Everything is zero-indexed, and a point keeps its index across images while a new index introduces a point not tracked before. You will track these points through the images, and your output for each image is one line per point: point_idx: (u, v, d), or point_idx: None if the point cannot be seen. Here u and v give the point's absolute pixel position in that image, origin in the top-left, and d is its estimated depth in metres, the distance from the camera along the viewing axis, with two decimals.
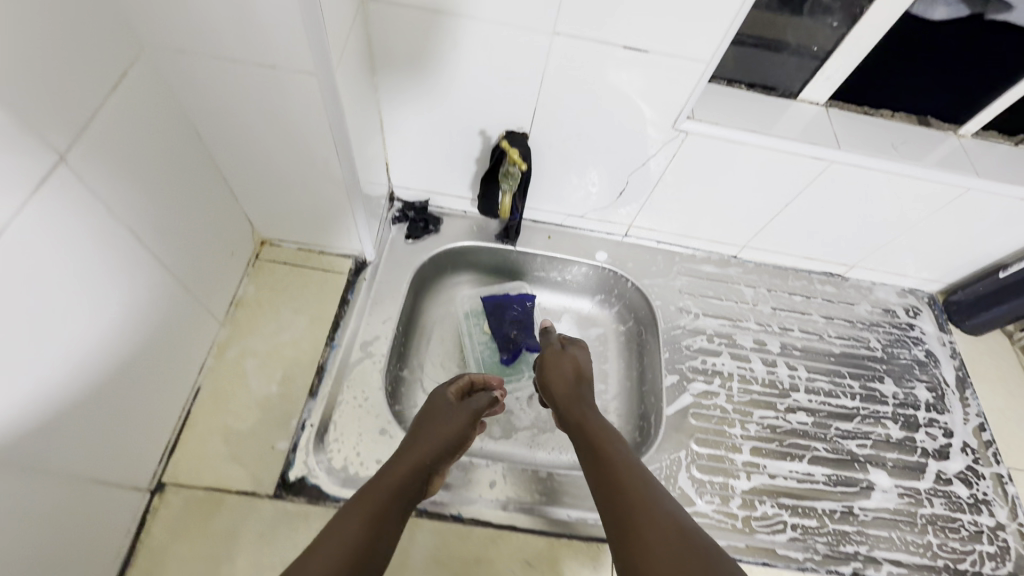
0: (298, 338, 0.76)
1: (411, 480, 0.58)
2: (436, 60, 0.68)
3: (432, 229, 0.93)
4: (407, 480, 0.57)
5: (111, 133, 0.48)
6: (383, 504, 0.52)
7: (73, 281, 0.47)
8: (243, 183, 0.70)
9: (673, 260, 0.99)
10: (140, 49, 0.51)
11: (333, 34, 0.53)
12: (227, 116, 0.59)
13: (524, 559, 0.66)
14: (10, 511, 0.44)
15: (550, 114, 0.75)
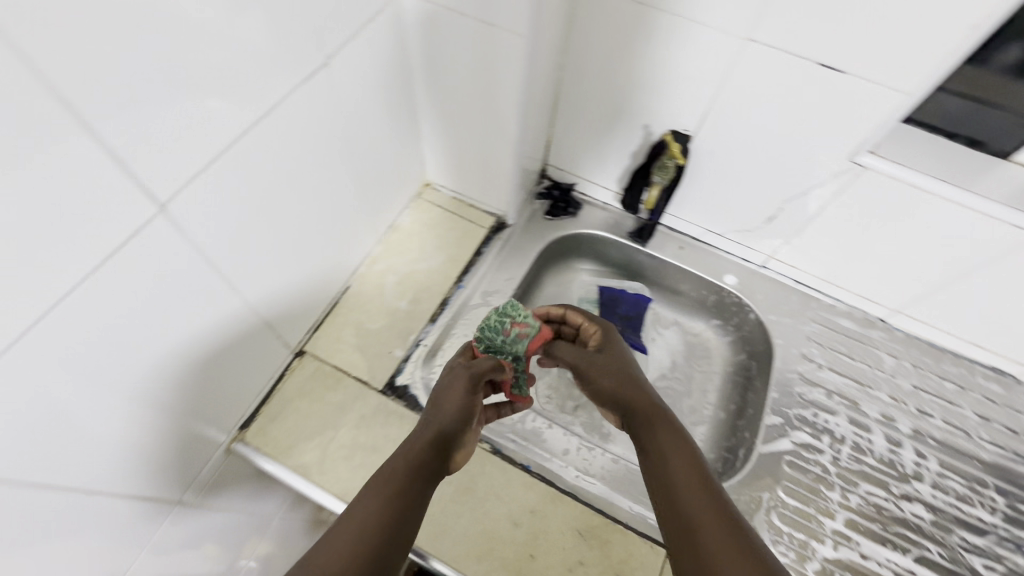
0: (433, 269, 0.85)
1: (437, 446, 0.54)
2: (625, 48, 0.72)
3: (571, 212, 0.99)
4: (428, 454, 0.53)
5: (357, 55, 0.60)
6: (407, 471, 0.50)
7: (302, 161, 0.59)
8: (431, 124, 0.81)
9: (808, 304, 0.93)
10: None
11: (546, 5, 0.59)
12: (440, 62, 0.69)
13: (575, 528, 0.67)
14: (214, 319, 0.57)
15: (720, 122, 0.75)
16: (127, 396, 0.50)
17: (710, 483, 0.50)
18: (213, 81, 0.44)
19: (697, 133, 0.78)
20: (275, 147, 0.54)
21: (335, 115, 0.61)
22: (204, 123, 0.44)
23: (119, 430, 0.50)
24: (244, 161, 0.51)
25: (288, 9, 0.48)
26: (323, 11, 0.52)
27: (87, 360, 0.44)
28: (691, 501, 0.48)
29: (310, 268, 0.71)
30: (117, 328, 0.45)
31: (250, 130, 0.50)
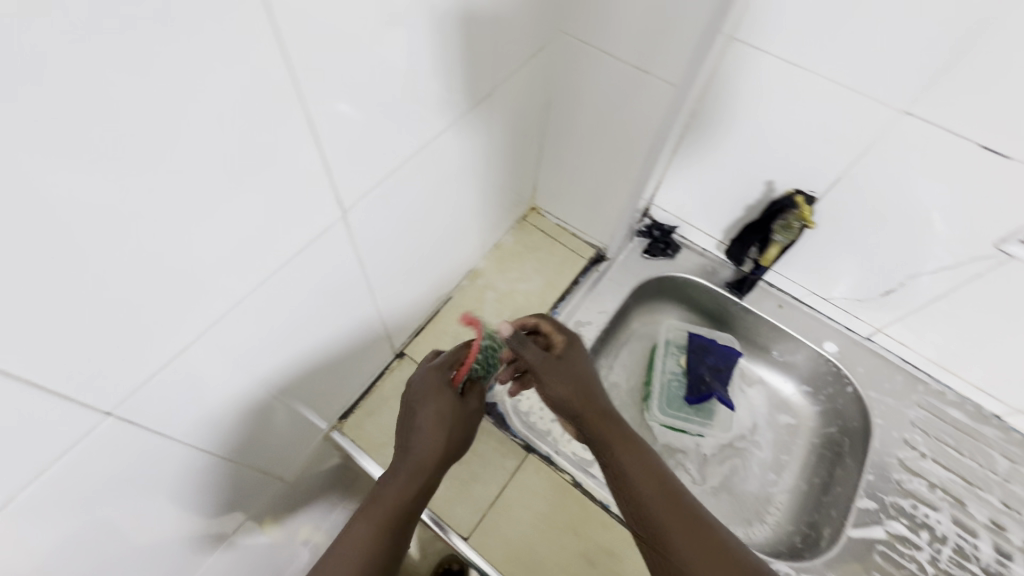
0: (531, 292, 0.87)
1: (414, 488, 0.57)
2: (764, 104, 0.72)
3: (669, 253, 0.98)
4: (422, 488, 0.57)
5: (514, 87, 0.63)
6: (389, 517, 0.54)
7: (449, 179, 0.63)
8: (553, 152, 0.84)
9: (914, 387, 0.87)
10: (555, 34, 0.65)
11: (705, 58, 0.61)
12: (580, 98, 0.72)
13: None
14: (346, 314, 0.60)
15: (853, 188, 0.73)
16: (271, 374, 0.54)
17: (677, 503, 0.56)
18: (405, 104, 0.47)
19: (824, 195, 0.76)
20: (433, 164, 0.58)
21: (484, 138, 0.65)
22: (390, 141, 0.48)
23: (257, 405, 0.55)
24: (407, 177, 0.54)
25: (474, 45, 0.52)
26: (499, 48, 0.56)
27: (254, 341, 0.48)
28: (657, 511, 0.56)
29: (425, 276, 0.74)
30: (282, 315, 0.49)
31: (419, 149, 0.54)
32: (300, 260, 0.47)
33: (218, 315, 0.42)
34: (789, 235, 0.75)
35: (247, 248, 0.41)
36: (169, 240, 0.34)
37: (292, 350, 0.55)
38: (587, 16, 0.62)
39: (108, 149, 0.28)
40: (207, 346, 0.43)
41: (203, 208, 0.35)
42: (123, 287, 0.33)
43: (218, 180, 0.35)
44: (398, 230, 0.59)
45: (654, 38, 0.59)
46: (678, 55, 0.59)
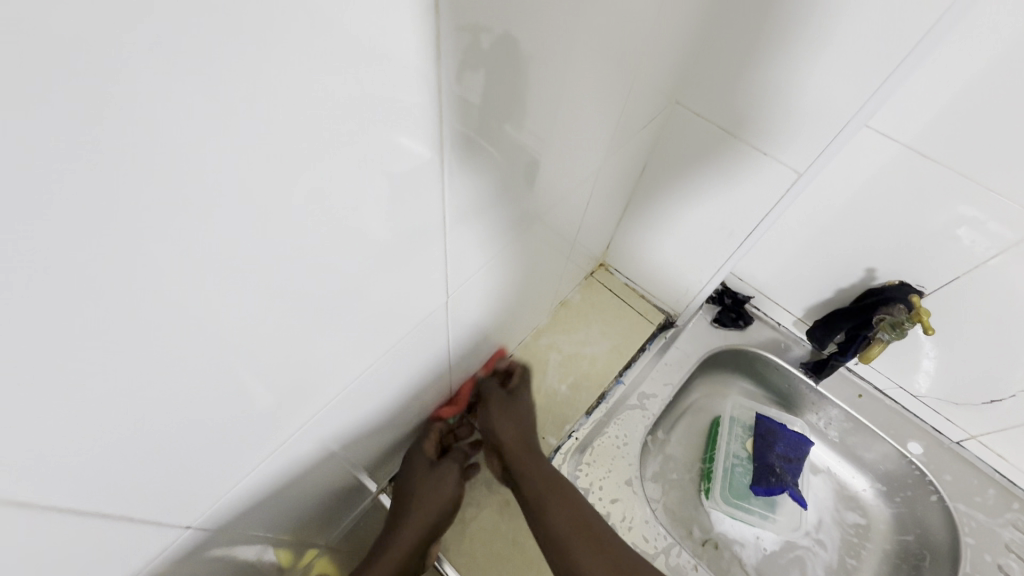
0: (597, 357, 0.82)
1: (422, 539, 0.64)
2: (878, 192, 0.67)
3: (741, 324, 0.92)
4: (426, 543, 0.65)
5: (617, 151, 0.60)
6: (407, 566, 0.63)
7: (535, 244, 0.60)
8: (633, 215, 0.80)
9: (1010, 504, 0.79)
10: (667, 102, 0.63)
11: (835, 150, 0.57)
12: (679, 166, 0.69)
13: None
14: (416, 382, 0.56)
15: (971, 290, 0.68)
16: (335, 439, 0.50)
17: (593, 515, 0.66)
18: (518, 173, 0.45)
19: (933, 292, 0.71)
20: (527, 231, 0.55)
21: (576, 200, 0.62)
22: (498, 211, 0.46)
23: (315, 469, 0.51)
24: (500, 246, 0.51)
25: (590, 116, 0.50)
26: (611, 116, 0.53)
27: (333, 410, 0.45)
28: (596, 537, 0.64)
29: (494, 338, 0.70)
30: (361, 384, 0.46)
31: (521, 220, 0.51)
32: (392, 331, 0.43)
33: (303, 396, 0.39)
34: (897, 334, 0.71)
35: (349, 326, 0.37)
36: (285, 326, 0.31)
37: (360, 415, 0.51)
38: (707, 87, 0.59)
39: (258, 246, 0.25)
40: (289, 419, 0.39)
41: (322, 293, 0.32)
42: (230, 375, 0.30)
43: (342, 266, 0.31)
44: (483, 297, 0.56)
45: (778, 121, 0.56)
46: (804, 140, 0.56)
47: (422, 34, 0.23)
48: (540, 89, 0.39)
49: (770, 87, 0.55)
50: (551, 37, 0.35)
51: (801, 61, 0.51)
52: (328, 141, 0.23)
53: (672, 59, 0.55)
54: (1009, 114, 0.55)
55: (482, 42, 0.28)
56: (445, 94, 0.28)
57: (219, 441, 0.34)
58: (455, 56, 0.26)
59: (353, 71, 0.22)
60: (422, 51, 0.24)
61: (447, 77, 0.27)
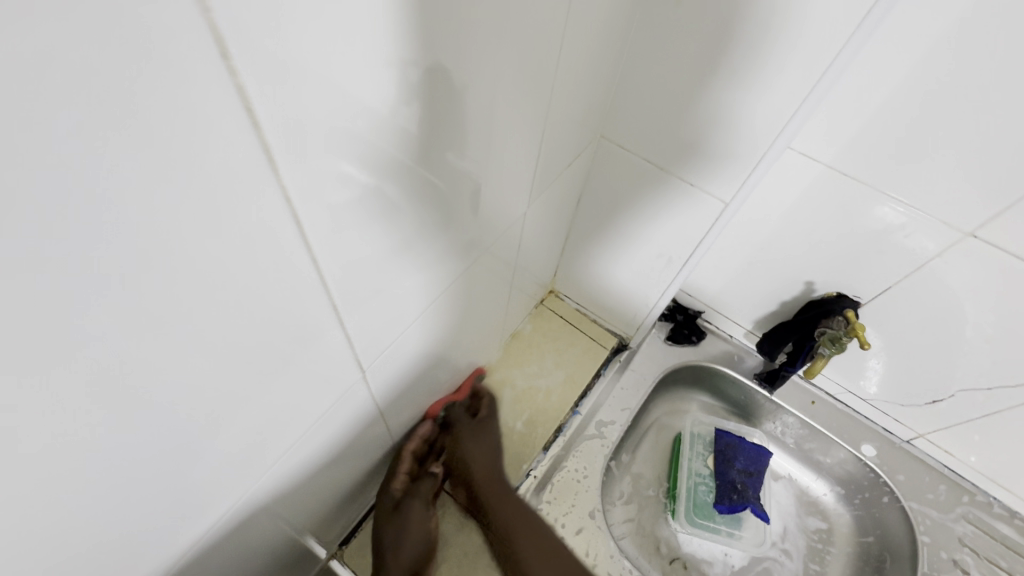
0: (551, 389, 0.81)
1: None
2: (811, 210, 0.68)
3: (695, 340, 0.92)
4: None
5: (543, 190, 0.60)
6: None
7: (468, 290, 0.58)
8: (576, 245, 0.79)
9: (959, 497, 0.82)
10: (592, 140, 0.63)
11: (759, 181, 0.58)
12: (614, 198, 0.69)
13: None
14: (350, 442, 0.54)
15: (907, 298, 0.70)
16: (265, 512, 0.47)
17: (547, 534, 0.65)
18: (434, 232, 0.43)
19: (869, 301, 0.73)
20: (455, 282, 0.54)
21: (507, 241, 0.61)
22: (416, 271, 0.44)
23: (246, 542, 0.48)
24: (425, 302, 0.49)
25: (507, 165, 0.49)
26: (530, 160, 0.53)
27: (251, 483, 0.42)
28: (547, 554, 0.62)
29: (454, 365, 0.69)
30: (282, 455, 0.43)
31: (446, 276, 0.51)
32: (308, 399, 0.41)
33: (201, 489, 0.36)
34: (837, 348, 0.72)
35: (248, 408, 0.35)
36: (165, 426, 0.28)
37: (289, 483, 0.48)
38: (629, 123, 0.60)
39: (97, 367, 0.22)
40: (190, 507, 0.36)
41: (198, 394, 0.29)
42: (105, 486, 0.27)
43: (224, 356, 0.29)
44: (414, 349, 0.54)
45: (700, 153, 0.57)
46: (726, 172, 0.57)
47: (252, 140, 0.21)
48: (447, 146, 0.38)
49: (689, 127, 0.55)
50: (445, 108, 0.34)
51: (716, 92, 0.51)
52: (158, 255, 0.21)
53: (589, 99, 0.55)
54: (915, 130, 0.56)
55: (345, 128, 0.26)
56: (304, 189, 0.26)
57: (94, 548, 0.31)
58: (308, 156, 0.25)
59: (172, 190, 0.20)
60: (259, 152, 0.22)
61: (304, 174, 0.25)
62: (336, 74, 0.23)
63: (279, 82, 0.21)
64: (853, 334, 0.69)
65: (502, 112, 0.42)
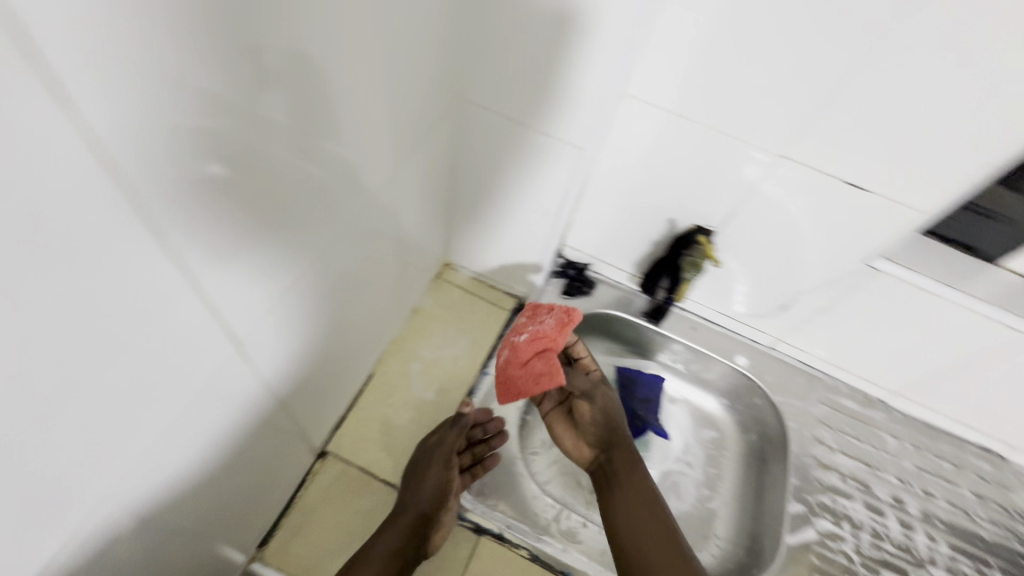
0: (458, 356, 0.83)
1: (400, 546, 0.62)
2: (658, 153, 0.75)
3: (586, 290, 1.00)
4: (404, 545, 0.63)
5: (412, 158, 0.61)
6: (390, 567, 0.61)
7: (354, 266, 0.58)
8: (462, 215, 0.81)
9: (813, 386, 0.97)
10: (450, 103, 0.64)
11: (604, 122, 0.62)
12: (487, 161, 0.71)
13: None
14: (248, 443, 0.52)
15: (746, 220, 0.78)
16: (162, 522, 0.44)
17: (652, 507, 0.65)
18: (299, 214, 0.43)
19: (721, 230, 0.82)
20: (338, 259, 0.53)
21: (387, 214, 0.61)
22: (286, 251, 0.43)
23: (151, 556, 0.45)
24: (304, 284, 0.48)
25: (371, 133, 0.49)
26: (397, 128, 0.54)
27: (143, 486, 0.39)
28: (622, 513, 0.65)
29: (353, 345, 0.68)
30: (177, 453, 0.41)
31: (323, 255, 0.49)
32: (184, 392, 0.39)
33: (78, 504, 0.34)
34: (698, 271, 0.83)
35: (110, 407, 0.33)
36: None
37: (187, 488, 0.45)
38: (482, 84, 0.62)
39: None
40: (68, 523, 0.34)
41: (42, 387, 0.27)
42: None
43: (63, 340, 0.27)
44: (303, 333, 0.52)
45: (551, 104, 0.61)
46: (578, 119, 0.61)
47: (30, 89, 0.21)
48: (299, 130, 0.38)
49: (535, 82, 0.59)
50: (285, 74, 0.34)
51: (551, 46, 0.55)
52: None
53: (439, 61, 0.57)
54: (721, 70, 0.63)
55: (145, 86, 0.25)
56: (123, 149, 0.26)
57: None
58: (116, 118, 0.25)
59: None
60: (47, 107, 0.22)
61: (116, 137, 0.25)
62: (140, 24, 0.24)
63: (53, 36, 0.21)
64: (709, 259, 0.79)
65: (343, 83, 0.41)
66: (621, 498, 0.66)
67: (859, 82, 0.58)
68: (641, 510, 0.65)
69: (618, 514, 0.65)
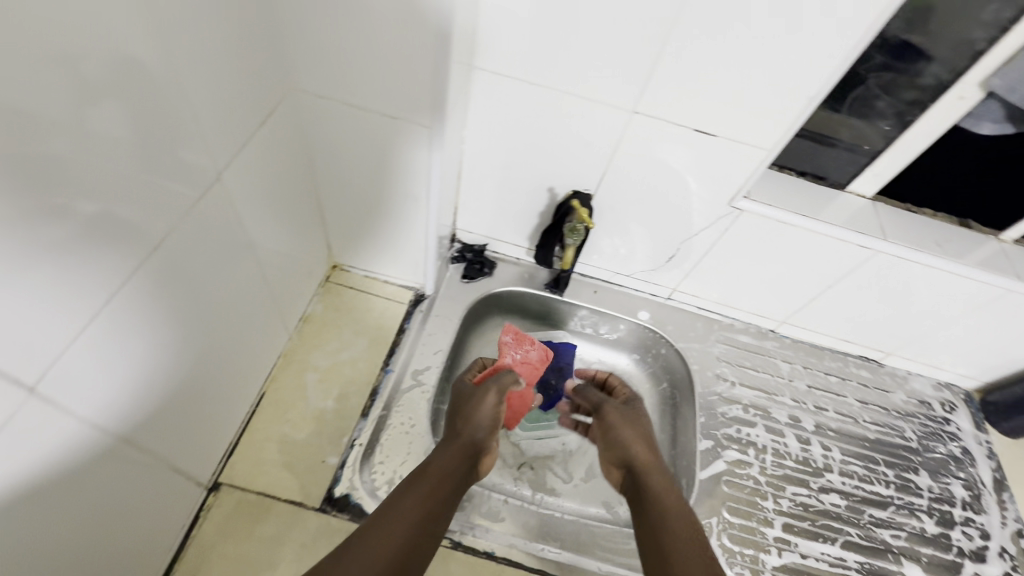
0: (356, 358, 0.80)
1: (436, 499, 0.60)
2: (521, 124, 0.75)
3: (487, 271, 0.98)
4: (437, 502, 0.60)
5: (250, 159, 0.56)
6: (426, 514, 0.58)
7: (197, 283, 0.53)
8: (335, 212, 0.77)
9: (712, 328, 1.02)
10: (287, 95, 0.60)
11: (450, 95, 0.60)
12: (344, 154, 0.68)
13: None
14: (96, 494, 0.47)
15: (617, 178, 0.80)
16: None
17: (677, 496, 0.67)
18: (88, 235, 0.38)
19: (598, 192, 0.83)
20: (165, 277, 0.48)
21: (232, 222, 0.56)
22: (76, 272, 0.38)
23: None
24: (121, 308, 0.43)
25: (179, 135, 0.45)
26: (217, 128, 0.50)
27: None
28: (659, 496, 0.66)
29: (223, 366, 0.63)
30: None
31: (134, 274, 0.44)
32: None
33: None
34: (578, 236, 0.83)
35: None
36: None
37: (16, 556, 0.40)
38: (315, 71, 0.58)
39: None
40: None
41: None
42: None
43: None
44: (136, 364, 0.47)
45: (390, 85, 0.58)
46: (421, 99, 0.58)
47: None
48: (55, 139, 0.34)
49: (369, 62, 0.56)
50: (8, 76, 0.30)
51: (372, 20, 0.52)
52: None
53: (249, 49, 0.52)
54: (558, 30, 0.63)
55: None
56: None
57: None
58: None
59: None
60: None
61: None
62: None
63: None
64: (584, 223, 0.81)
65: (115, 81, 0.37)
66: (655, 485, 0.68)
67: (682, 29, 0.60)
68: (674, 495, 0.66)
69: (655, 498, 0.66)
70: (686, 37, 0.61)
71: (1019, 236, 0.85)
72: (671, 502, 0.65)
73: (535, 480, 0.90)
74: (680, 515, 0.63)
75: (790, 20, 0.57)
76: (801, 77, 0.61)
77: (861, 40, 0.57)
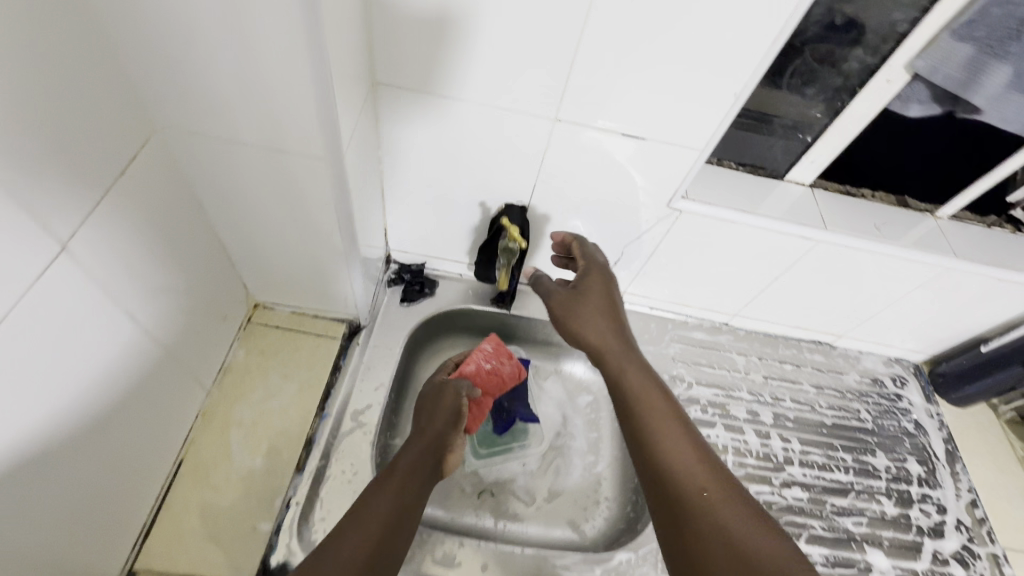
0: (287, 407, 0.74)
1: (411, 480, 0.62)
2: (440, 137, 0.69)
3: (427, 292, 0.93)
4: (410, 484, 0.62)
5: (118, 214, 0.49)
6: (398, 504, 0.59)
7: (59, 368, 0.45)
8: (244, 252, 0.70)
9: (665, 327, 0.99)
10: (154, 132, 0.52)
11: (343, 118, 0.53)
12: (239, 192, 0.60)
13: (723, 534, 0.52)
14: None
15: (550, 188, 0.76)
16: None
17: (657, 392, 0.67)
18: None
19: (532, 202, 0.79)
20: (5, 374, 0.40)
21: (101, 290, 0.48)
22: None
23: None
24: None
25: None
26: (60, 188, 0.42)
27: None
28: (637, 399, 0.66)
29: (122, 444, 0.56)
30: None
31: None
32: None
33: None
34: (510, 256, 0.79)
35: None
36: None
37: None
38: (182, 106, 0.51)
39: None
40: None
41: None
42: None
43: None
44: None
45: (273, 114, 0.51)
46: (309, 125, 0.52)
47: None
48: None
49: (243, 89, 0.49)
50: None
51: (235, 42, 0.45)
52: None
53: (85, 90, 0.43)
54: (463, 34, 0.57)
55: None
56: None
57: None
58: None
59: None
60: None
61: None
62: None
63: None
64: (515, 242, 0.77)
65: None
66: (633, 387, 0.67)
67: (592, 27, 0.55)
68: (652, 398, 0.66)
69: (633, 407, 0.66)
70: (601, 35, 0.56)
71: (955, 211, 0.84)
72: (648, 403, 0.66)
73: (496, 508, 0.86)
74: (662, 419, 0.64)
75: (704, 14, 0.53)
76: (723, 74, 0.58)
77: (781, 33, 0.54)
